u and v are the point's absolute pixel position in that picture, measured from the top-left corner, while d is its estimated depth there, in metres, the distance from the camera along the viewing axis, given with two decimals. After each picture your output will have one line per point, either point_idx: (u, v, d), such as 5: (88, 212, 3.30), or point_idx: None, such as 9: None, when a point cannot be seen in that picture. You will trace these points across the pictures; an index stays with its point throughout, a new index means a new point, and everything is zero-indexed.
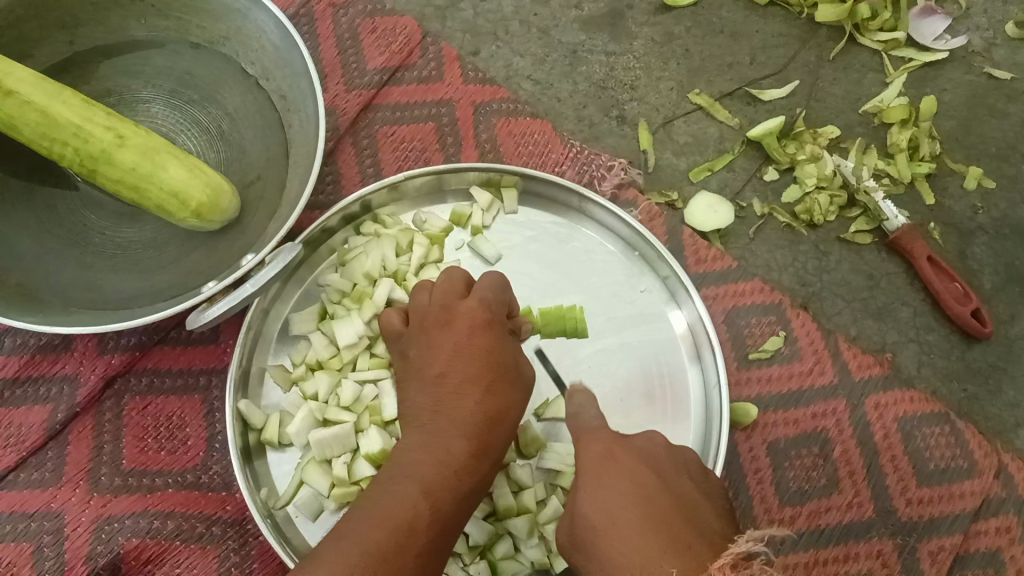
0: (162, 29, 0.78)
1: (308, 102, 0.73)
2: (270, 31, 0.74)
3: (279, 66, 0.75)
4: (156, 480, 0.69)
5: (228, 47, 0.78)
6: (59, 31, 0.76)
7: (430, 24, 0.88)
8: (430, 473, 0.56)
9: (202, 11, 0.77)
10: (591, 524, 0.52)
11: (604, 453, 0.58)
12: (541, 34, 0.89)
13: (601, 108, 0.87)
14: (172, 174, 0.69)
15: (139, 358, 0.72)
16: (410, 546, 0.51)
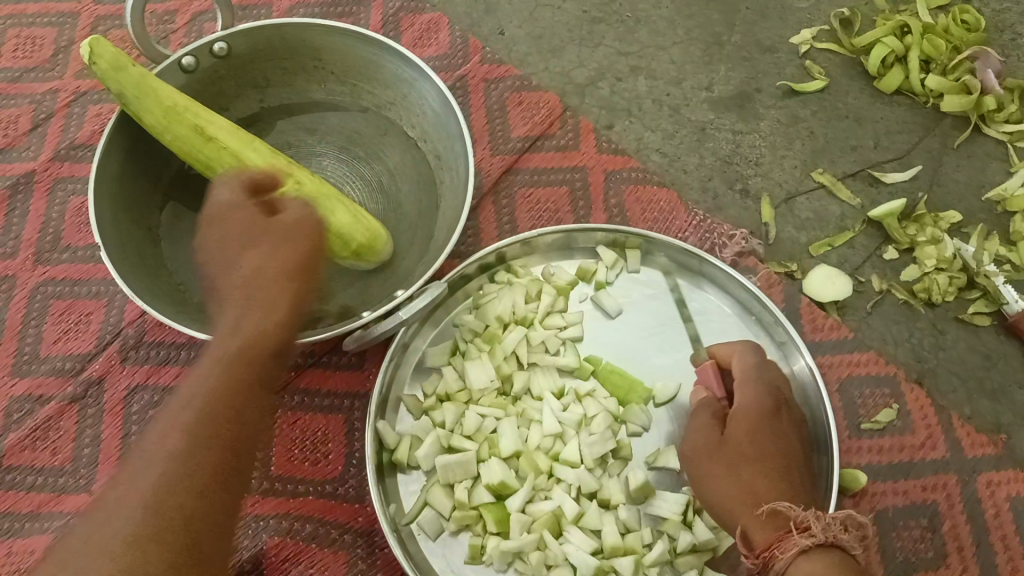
0: (340, 93, 0.89)
1: (459, 162, 0.81)
2: (433, 99, 0.83)
3: (437, 128, 0.85)
4: (298, 487, 0.77)
5: (393, 111, 0.88)
6: (252, 90, 0.88)
7: (570, 99, 0.97)
8: (231, 412, 0.51)
9: (375, 80, 0.87)
10: (740, 453, 0.66)
11: (754, 409, 0.69)
12: (671, 112, 0.96)
13: (725, 181, 0.92)
14: (338, 219, 0.77)
15: (294, 378, 0.82)
16: (217, 470, 0.48)
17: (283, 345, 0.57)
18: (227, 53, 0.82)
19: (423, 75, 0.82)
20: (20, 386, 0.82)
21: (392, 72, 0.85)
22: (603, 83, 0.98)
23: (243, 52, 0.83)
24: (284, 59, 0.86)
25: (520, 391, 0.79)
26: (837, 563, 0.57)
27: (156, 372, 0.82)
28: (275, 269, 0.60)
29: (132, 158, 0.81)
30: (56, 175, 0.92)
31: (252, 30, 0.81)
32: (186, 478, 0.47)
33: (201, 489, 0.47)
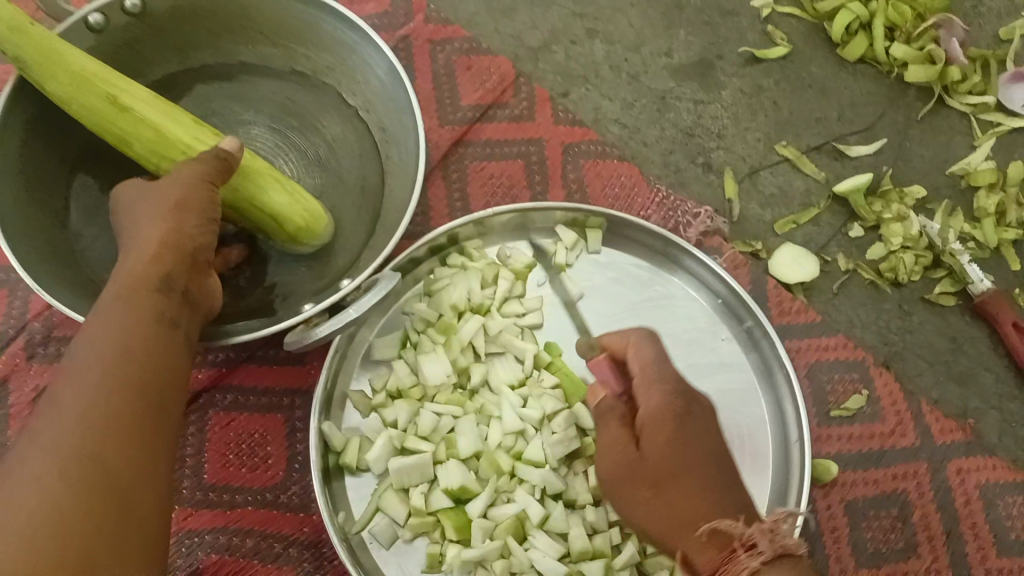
0: (272, 56, 0.81)
1: (408, 135, 0.75)
2: (379, 66, 0.76)
3: (382, 98, 0.78)
4: (236, 497, 0.70)
5: (331, 77, 0.81)
6: (173, 53, 0.79)
7: (523, 64, 0.90)
8: (122, 356, 0.50)
9: (311, 42, 0.79)
10: (659, 470, 0.57)
11: (664, 415, 0.59)
12: (630, 80, 0.90)
13: (687, 154, 0.87)
14: (272, 197, 0.69)
15: (225, 375, 0.74)
16: (125, 399, 0.48)
17: (174, 279, 0.57)
18: (142, 10, 0.74)
19: (368, 39, 0.75)
20: None
21: (333, 36, 0.78)
22: (556, 48, 0.91)
23: (161, 10, 0.75)
24: (207, 19, 0.78)
25: (477, 385, 0.74)
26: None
27: None
28: (160, 206, 0.59)
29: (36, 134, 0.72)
30: None
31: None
32: (83, 417, 0.46)
33: (114, 419, 0.47)
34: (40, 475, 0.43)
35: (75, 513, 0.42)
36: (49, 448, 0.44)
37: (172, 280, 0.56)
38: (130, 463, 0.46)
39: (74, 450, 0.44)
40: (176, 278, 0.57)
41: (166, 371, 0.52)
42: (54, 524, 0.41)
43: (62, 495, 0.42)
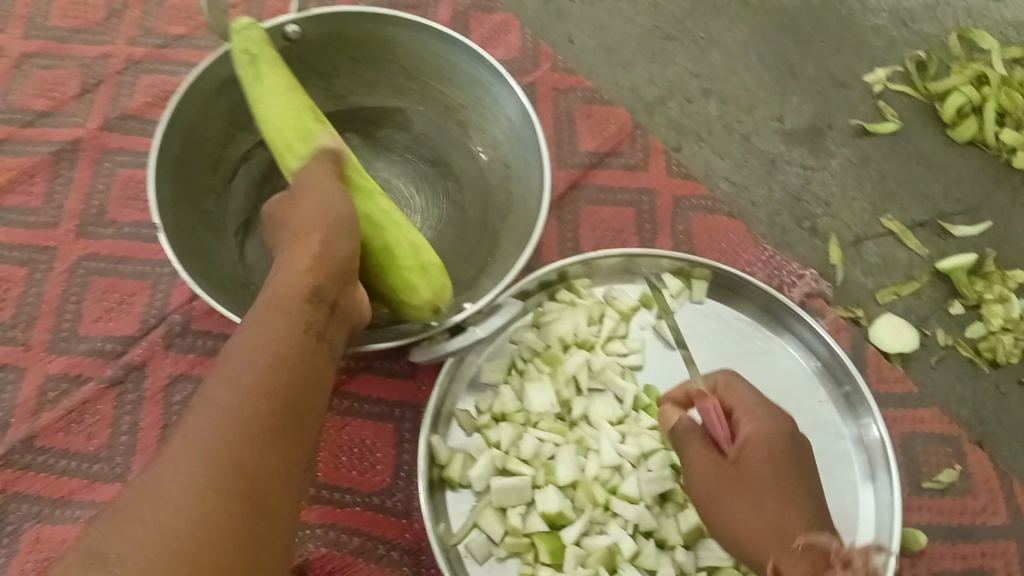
0: (408, 89, 0.84)
1: (534, 175, 0.78)
2: (510, 107, 0.79)
3: (510, 138, 0.81)
4: (346, 496, 0.74)
5: (462, 115, 0.84)
6: (319, 79, 0.83)
7: (640, 116, 0.93)
8: (272, 371, 0.52)
9: (447, 81, 0.82)
10: (748, 475, 0.61)
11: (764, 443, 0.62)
12: (742, 140, 0.93)
13: (794, 217, 0.89)
14: (399, 235, 0.67)
15: (343, 382, 0.80)
16: (262, 420, 0.49)
17: (321, 291, 0.59)
18: (298, 37, 0.77)
19: (501, 80, 0.78)
20: (57, 364, 0.79)
21: (468, 75, 0.81)
22: (672, 103, 0.94)
23: (314, 37, 0.78)
24: (354, 50, 0.81)
25: (578, 417, 0.76)
26: None
27: (202, 361, 0.78)
28: (302, 224, 0.63)
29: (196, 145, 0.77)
30: (104, 144, 0.88)
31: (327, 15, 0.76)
32: (236, 415, 0.48)
33: (251, 434, 0.48)
34: (191, 458, 0.45)
35: (220, 508, 0.44)
36: (200, 443, 0.46)
37: (321, 290, 0.59)
38: (271, 479, 0.48)
39: (229, 459, 0.46)
40: (328, 290, 0.60)
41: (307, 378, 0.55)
42: (196, 521, 0.42)
43: (208, 490, 0.44)
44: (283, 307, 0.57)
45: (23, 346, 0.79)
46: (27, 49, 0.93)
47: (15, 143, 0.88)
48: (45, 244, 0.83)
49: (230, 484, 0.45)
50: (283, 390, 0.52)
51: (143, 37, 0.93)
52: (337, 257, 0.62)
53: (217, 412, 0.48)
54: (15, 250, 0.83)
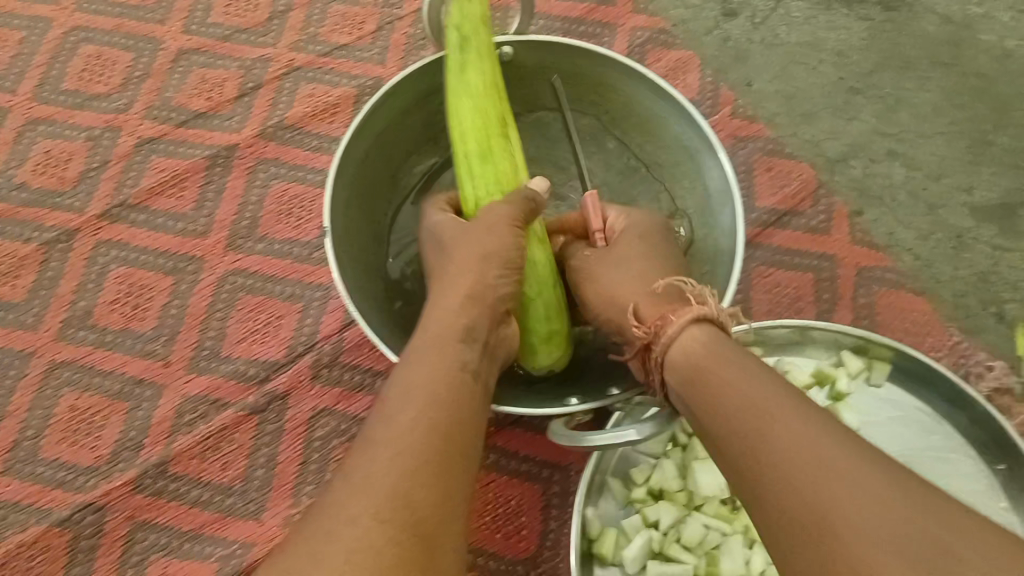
0: (608, 135, 0.82)
1: (721, 254, 0.72)
2: (713, 180, 0.73)
3: (704, 210, 0.76)
4: (489, 561, 0.70)
5: (656, 170, 0.81)
6: (518, 106, 0.82)
7: (820, 173, 0.88)
8: (434, 399, 0.46)
9: (650, 134, 0.79)
10: None
11: (718, 337, 0.54)
12: (928, 210, 0.87)
13: (981, 300, 0.83)
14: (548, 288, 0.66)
15: (491, 434, 0.74)
16: (431, 453, 0.43)
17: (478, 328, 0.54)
18: (509, 59, 0.76)
19: (711, 149, 0.73)
20: (196, 385, 0.75)
21: (675, 135, 0.76)
22: (855, 162, 0.89)
23: (528, 63, 0.77)
24: (561, 85, 0.79)
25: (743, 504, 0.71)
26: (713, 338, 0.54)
27: (347, 398, 0.74)
28: (467, 256, 0.59)
29: (390, 150, 0.73)
30: (260, 153, 0.84)
31: (543, 43, 0.74)
32: (398, 451, 0.43)
33: (422, 469, 0.42)
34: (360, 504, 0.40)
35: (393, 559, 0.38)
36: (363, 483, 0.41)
37: (475, 329, 0.54)
38: (434, 507, 0.41)
39: (390, 492, 0.41)
40: (483, 327, 0.55)
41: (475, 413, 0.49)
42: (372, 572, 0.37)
43: (380, 540, 0.39)
44: (440, 336, 0.52)
45: (163, 361, 0.76)
46: (186, 44, 0.90)
47: (168, 143, 0.85)
48: (192, 254, 0.80)
49: (400, 537, 0.39)
50: (448, 424, 0.46)
51: (306, 43, 0.90)
52: (489, 296, 0.57)
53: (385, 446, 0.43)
54: (161, 257, 0.80)
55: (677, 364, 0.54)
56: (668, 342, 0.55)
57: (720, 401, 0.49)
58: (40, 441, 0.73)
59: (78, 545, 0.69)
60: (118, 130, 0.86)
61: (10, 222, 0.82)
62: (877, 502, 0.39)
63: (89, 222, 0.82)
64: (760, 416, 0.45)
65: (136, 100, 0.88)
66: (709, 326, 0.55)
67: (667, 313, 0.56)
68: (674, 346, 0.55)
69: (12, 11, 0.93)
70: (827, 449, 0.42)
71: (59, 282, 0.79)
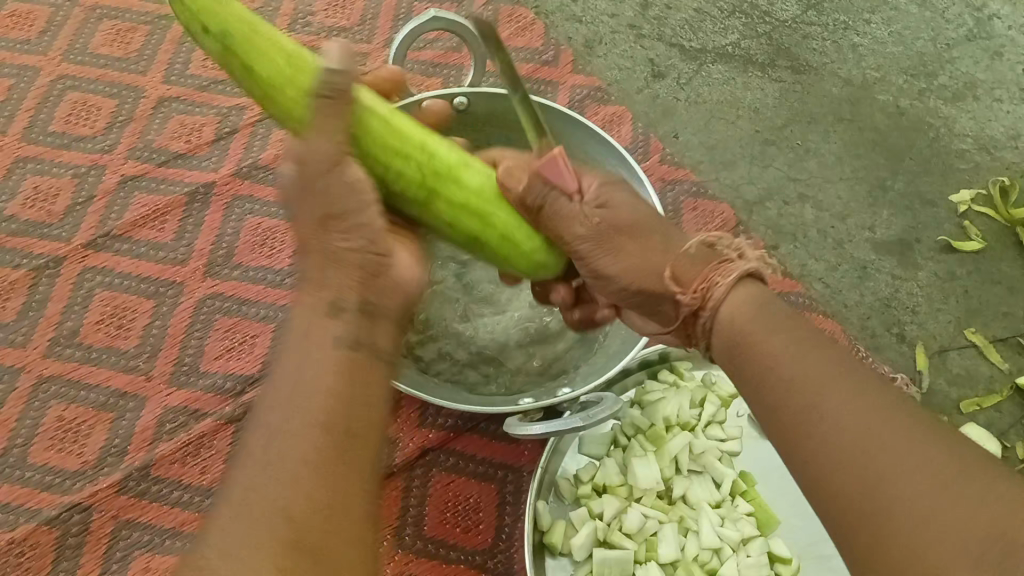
0: None
1: None
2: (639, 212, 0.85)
3: None
4: (450, 552, 0.77)
5: None
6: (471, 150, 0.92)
7: (740, 213, 1.00)
8: (314, 400, 0.49)
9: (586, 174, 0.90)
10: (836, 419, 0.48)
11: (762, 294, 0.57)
12: (835, 246, 0.99)
13: (883, 322, 0.94)
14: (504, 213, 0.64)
15: (451, 439, 0.82)
16: (299, 459, 0.47)
17: (348, 301, 0.55)
18: (464, 108, 0.87)
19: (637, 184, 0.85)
20: (177, 397, 0.81)
21: None
22: (770, 204, 1.01)
23: (478, 110, 0.88)
24: (509, 131, 0.90)
25: (677, 497, 0.79)
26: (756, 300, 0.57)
27: None
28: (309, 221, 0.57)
29: None
30: (236, 190, 0.92)
31: (491, 94, 0.85)
32: (274, 469, 0.47)
33: (295, 479, 0.46)
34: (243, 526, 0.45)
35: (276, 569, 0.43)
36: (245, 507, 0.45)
37: (341, 299, 0.55)
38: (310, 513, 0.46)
39: (273, 509, 0.45)
40: (348, 296, 0.55)
41: (354, 398, 0.51)
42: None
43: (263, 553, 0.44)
44: (310, 327, 0.53)
45: (145, 375, 0.82)
46: (167, 93, 0.99)
47: (150, 181, 0.93)
48: (173, 280, 0.87)
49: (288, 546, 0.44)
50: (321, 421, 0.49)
51: None
52: (349, 260, 0.56)
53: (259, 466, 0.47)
54: (143, 282, 0.87)
55: (725, 328, 0.57)
56: (717, 303, 0.57)
57: (772, 381, 0.52)
58: (28, 449, 0.79)
59: (66, 542, 0.74)
60: (103, 168, 0.93)
61: (1, 249, 0.88)
62: (918, 473, 0.43)
63: (75, 250, 0.88)
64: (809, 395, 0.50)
65: (119, 142, 0.95)
66: (754, 283, 0.58)
67: (710, 275, 0.57)
68: (727, 300, 0.57)
69: (0, 61, 1.00)
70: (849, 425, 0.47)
71: (47, 303, 0.86)
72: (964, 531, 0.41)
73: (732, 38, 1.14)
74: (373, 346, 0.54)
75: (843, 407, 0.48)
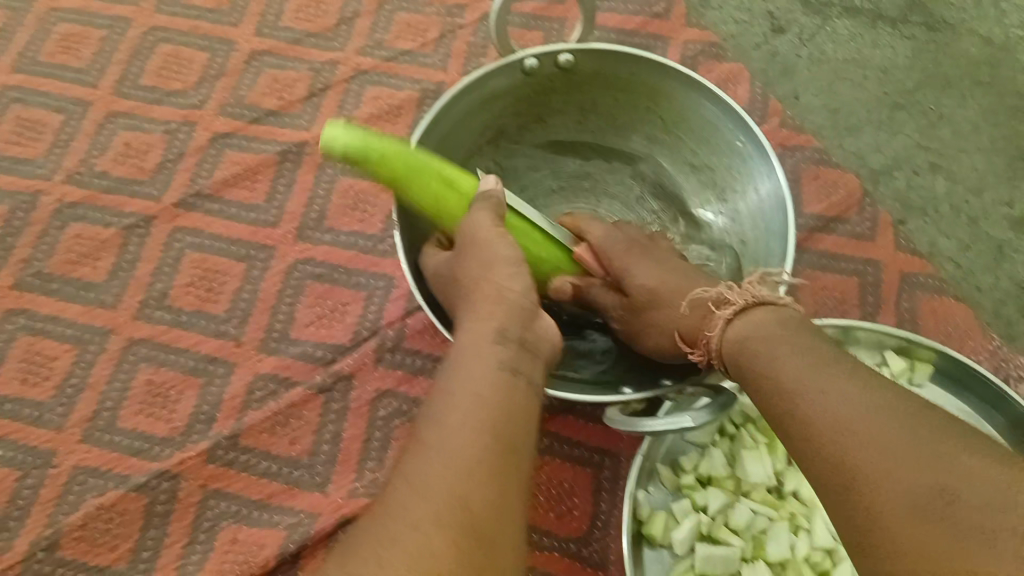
0: (660, 138, 0.86)
1: (769, 262, 0.76)
2: (764, 188, 0.78)
3: (753, 217, 0.80)
4: (543, 539, 0.73)
5: (704, 175, 0.85)
6: (574, 109, 0.85)
7: (865, 183, 0.91)
8: (482, 399, 0.48)
9: (702, 139, 0.83)
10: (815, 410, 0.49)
11: (786, 322, 0.56)
12: (970, 223, 0.90)
13: (1021, 309, 0.85)
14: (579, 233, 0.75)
15: (546, 420, 0.78)
16: (474, 447, 0.45)
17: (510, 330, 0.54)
18: (570, 66, 0.79)
19: (762, 157, 0.77)
20: (266, 363, 0.79)
21: (726, 141, 0.80)
22: (898, 174, 0.92)
23: (584, 68, 0.80)
24: (617, 90, 0.83)
25: (788, 492, 0.73)
26: (768, 318, 0.57)
27: (410, 381, 0.78)
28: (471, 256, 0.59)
29: (445, 144, 0.78)
30: (328, 150, 0.89)
31: (603, 52, 0.77)
32: (447, 456, 0.44)
33: (467, 468, 0.44)
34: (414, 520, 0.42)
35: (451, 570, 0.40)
36: (420, 494, 0.43)
37: (506, 329, 0.54)
38: (488, 506, 0.43)
39: (446, 499, 0.42)
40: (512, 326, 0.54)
41: (519, 413, 0.49)
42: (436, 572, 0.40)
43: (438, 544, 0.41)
44: (472, 340, 0.53)
45: (234, 341, 0.80)
46: (259, 46, 0.95)
47: (241, 138, 0.90)
48: (263, 242, 0.84)
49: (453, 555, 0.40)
50: (496, 425, 0.47)
51: (375, 48, 0.95)
52: (508, 298, 0.56)
53: (436, 455, 0.45)
54: (233, 245, 0.84)
55: (735, 357, 0.57)
56: (722, 340, 0.58)
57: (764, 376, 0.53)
58: (118, 412, 0.77)
59: (154, 510, 0.73)
60: (194, 124, 0.91)
61: (92, 206, 0.87)
62: (886, 451, 0.45)
63: (166, 209, 0.86)
64: (806, 394, 0.50)
65: (210, 98, 0.92)
66: (769, 307, 0.58)
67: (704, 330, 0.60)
68: (743, 323, 0.57)
69: (94, 11, 0.98)
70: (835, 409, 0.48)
71: (138, 264, 0.84)
72: (926, 507, 0.42)
73: None
74: (531, 378, 0.52)
75: (836, 397, 0.48)
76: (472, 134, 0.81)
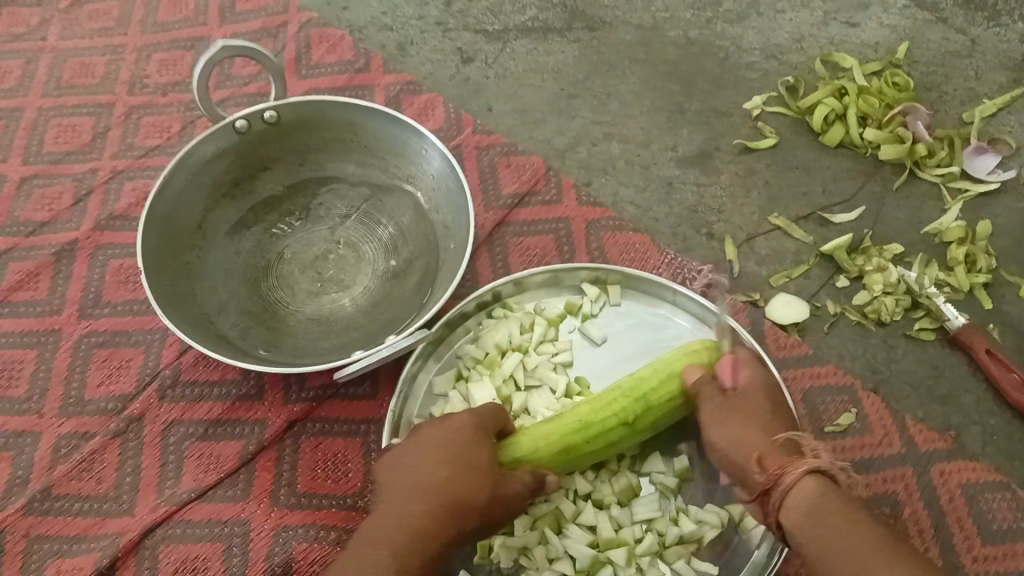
0: (370, 165, 1.01)
1: (462, 230, 0.90)
2: (447, 176, 0.94)
3: (448, 204, 0.95)
4: (323, 500, 0.85)
5: (410, 183, 0.99)
6: (294, 159, 1.01)
7: (553, 161, 1.09)
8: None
9: (401, 155, 0.99)
10: (795, 522, 0.60)
11: (824, 491, 0.60)
12: (642, 170, 1.09)
13: (692, 227, 1.03)
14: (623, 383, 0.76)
15: (315, 408, 0.90)
16: None
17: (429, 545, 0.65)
18: (276, 120, 0.96)
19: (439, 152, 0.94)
20: (67, 425, 0.90)
21: (414, 149, 0.97)
22: (580, 149, 1.11)
23: (289, 121, 0.97)
24: (323, 132, 0.99)
25: (519, 409, 0.88)
26: (829, 487, 0.60)
27: (192, 407, 0.91)
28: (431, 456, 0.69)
29: (184, 201, 0.93)
30: (96, 242, 1.03)
31: (298, 103, 0.95)
32: None
33: None
34: None
35: None
36: None
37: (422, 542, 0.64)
38: None
39: None
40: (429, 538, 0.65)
41: None
42: None
43: None
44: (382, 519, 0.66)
45: (37, 415, 0.91)
46: (27, 172, 1.09)
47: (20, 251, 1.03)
48: (51, 328, 0.97)
49: None
50: None
51: (126, 151, 1.10)
52: (439, 508, 0.67)
53: None
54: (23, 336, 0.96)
55: (793, 509, 0.60)
56: (785, 488, 0.61)
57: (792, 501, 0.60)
58: None
59: None
60: None
61: None
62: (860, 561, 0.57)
63: None
64: (830, 534, 0.58)
65: None
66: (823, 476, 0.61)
67: (787, 462, 0.62)
68: (793, 492, 0.60)
69: None
70: (843, 528, 0.58)
71: None
72: None
73: (530, 13, 1.25)
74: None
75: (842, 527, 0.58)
76: (203, 195, 0.95)
